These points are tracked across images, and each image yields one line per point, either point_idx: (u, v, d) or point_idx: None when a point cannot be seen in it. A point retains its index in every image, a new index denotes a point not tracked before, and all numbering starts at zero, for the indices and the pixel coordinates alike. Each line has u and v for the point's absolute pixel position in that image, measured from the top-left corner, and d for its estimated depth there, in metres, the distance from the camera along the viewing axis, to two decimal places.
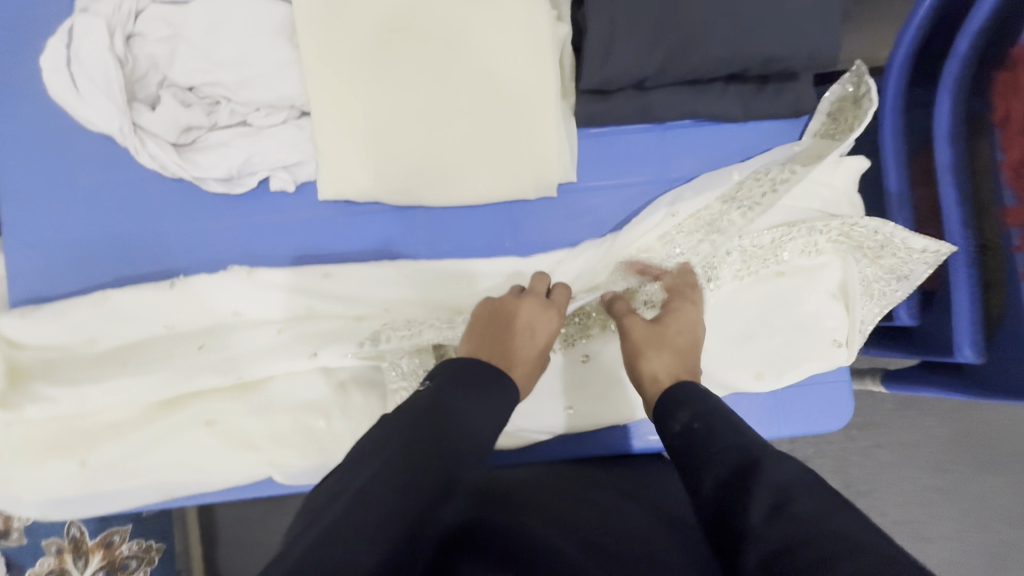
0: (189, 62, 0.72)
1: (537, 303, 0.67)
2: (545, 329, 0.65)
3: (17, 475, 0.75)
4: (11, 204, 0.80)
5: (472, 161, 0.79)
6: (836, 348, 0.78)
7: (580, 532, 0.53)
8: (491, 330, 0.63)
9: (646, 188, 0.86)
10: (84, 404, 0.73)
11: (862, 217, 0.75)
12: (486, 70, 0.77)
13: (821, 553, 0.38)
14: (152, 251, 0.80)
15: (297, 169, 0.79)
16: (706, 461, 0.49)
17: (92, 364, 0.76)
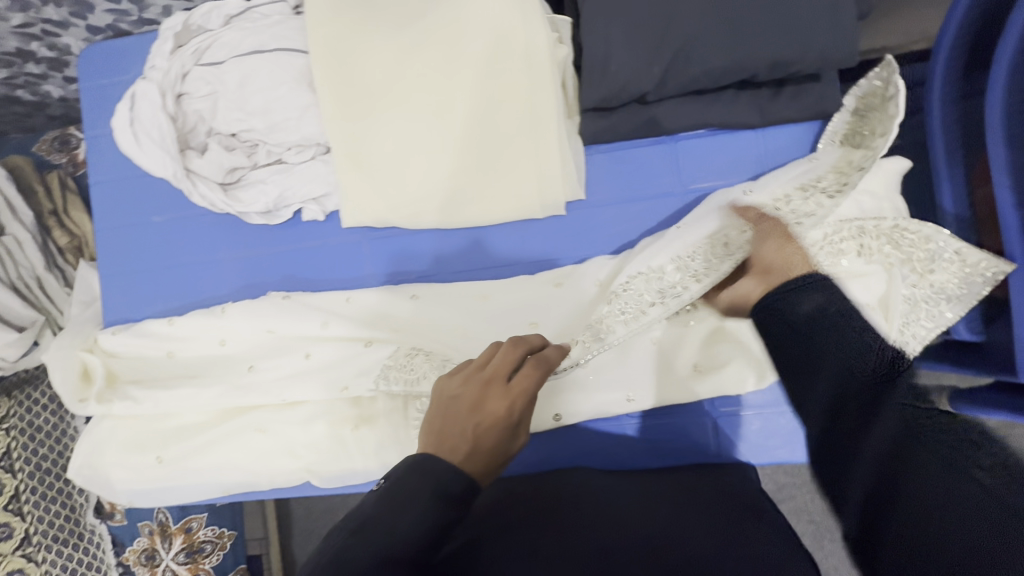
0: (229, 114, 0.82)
1: (503, 372, 0.60)
2: (506, 403, 0.58)
3: (111, 465, 0.89)
4: (103, 240, 0.96)
5: (480, 184, 0.82)
6: None
7: (628, 541, 0.59)
8: (449, 401, 0.58)
9: (658, 202, 0.84)
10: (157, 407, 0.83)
11: (913, 222, 0.71)
12: (489, 96, 0.79)
13: (929, 455, 0.42)
14: (210, 277, 0.92)
15: (325, 200, 0.87)
16: (831, 353, 0.49)
17: (164, 374, 0.87)
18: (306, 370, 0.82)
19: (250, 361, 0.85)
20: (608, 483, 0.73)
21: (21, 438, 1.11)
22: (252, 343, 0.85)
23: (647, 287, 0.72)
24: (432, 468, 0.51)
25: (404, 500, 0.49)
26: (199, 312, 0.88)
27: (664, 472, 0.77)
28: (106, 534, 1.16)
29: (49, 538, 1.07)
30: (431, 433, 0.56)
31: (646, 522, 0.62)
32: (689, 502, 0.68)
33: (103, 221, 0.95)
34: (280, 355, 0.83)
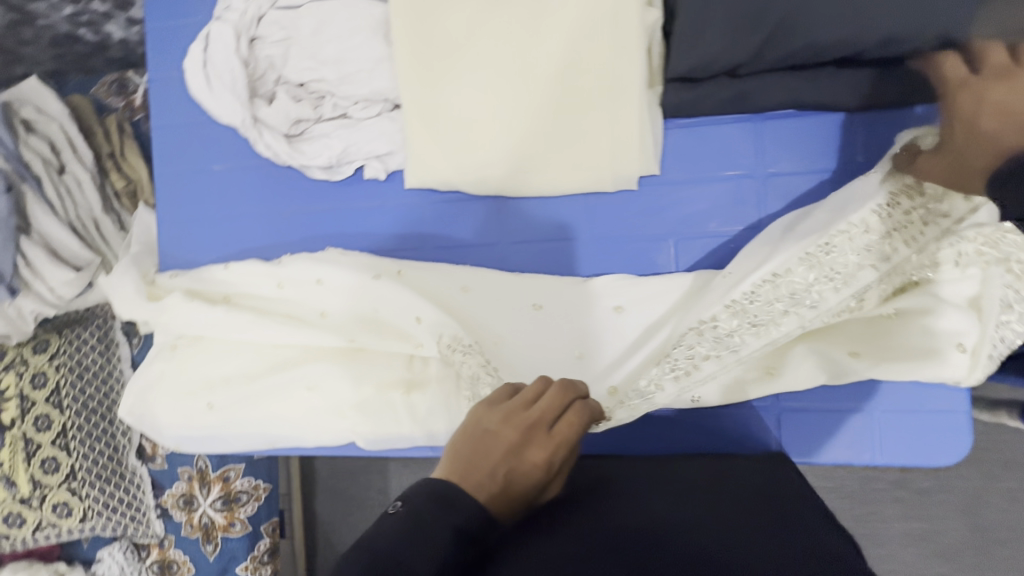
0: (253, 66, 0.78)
1: (549, 417, 0.55)
2: (546, 455, 0.53)
3: (161, 408, 0.90)
4: (163, 185, 0.95)
5: (551, 153, 0.79)
6: (959, 353, 0.64)
7: (673, 524, 0.53)
8: (485, 435, 0.54)
9: (736, 184, 0.80)
10: (221, 330, 0.85)
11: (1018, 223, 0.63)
12: (570, 61, 0.76)
13: None
14: (267, 230, 0.92)
15: (388, 158, 0.85)
16: None
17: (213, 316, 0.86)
18: (361, 330, 0.81)
19: (308, 313, 0.85)
20: (658, 468, 0.70)
21: (70, 376, 1.13)
22: (307, 295, 0.85)
23: (698, 338, 0.67)
24: (451, 498, 0.47)
25: (419, 532, 0.44)
26: (256, 262, 0.88)
27: (715, 458, 0.74)
28: (146, 477, 1.18)
29: (94, 476, 1.12)
30: (460, 462, 0.52)
31: (689, 508, 0.57)
32: (750, 497, 0.61)
33: (163, 166, 0.95)
34: (336, 304, 0.83)
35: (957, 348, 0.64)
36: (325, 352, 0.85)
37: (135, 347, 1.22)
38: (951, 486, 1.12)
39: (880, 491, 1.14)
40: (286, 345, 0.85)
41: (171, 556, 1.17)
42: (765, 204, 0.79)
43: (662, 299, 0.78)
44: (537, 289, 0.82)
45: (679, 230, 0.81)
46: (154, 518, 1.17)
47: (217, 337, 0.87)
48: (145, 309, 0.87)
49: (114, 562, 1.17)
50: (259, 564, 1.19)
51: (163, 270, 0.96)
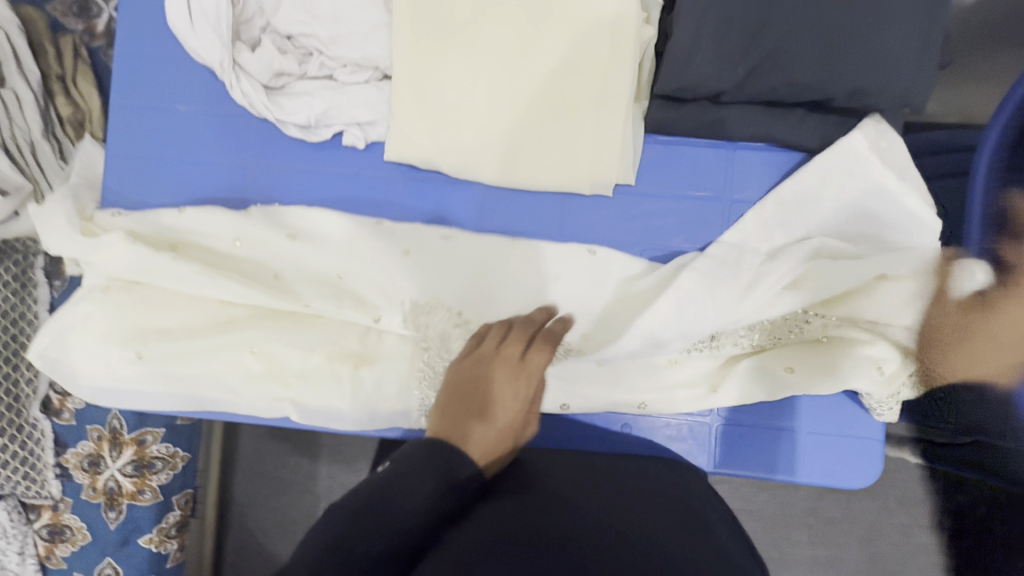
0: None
1: (515, 357, 0.71)
2: (516, 382, 0.70)
3: (81, 355, 0.83)
4: (117, 116, 0.88)
5: (533, 147, 0.80)
6: (879, 375, 0.72)
7: (614, 526, 0.59)
8: (467, 380, 0.70)
9: (703, 205, 0.83)
10: (166, 280, 0.80)
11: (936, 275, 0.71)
12: (565, 61, 0.78)
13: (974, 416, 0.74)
14: (233, 181, 0.88)
15: (370, 127, 0.83)
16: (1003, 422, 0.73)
17: (156, 260, 0.80)
18: (317, 298, 0.80)
19: (266, 269, 0.82)
20: (612, 471, 0.74)
21: None
22: (271, 251, 0.83)
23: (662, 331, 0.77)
24: (382, 492, 0.57)
25: (351, 524, 0.54)
26: (214, 212, 0.84)
27: (655, 463, 0.78)
28: (48, 432, 1.08)
29: None
30: (448, 401, 0.69)
31: (628, 517, 0.61)
32: (680, 516, 0.65)
33: (120, 98, 0.88)
34: (296, 266, 0.82)
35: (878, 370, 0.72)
36: (276, 315, 0.82)
37: (56, 290, 1.13)
38: (852, 518, 1.20)
39: (790, 516, 1.21)
40: (233, 302, 0.81)
41: (65, 520, 1.08)
42: (727, 226, 0.83)
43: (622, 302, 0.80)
44: (501, 280, 0.81)
45: (645, 241, 0.84)
46: (50, 478, 1.07)
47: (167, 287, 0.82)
48: (78, 244, 0.80)
49: None
50: (164, 537, 1.10)
51: (103, 207, 0.88)
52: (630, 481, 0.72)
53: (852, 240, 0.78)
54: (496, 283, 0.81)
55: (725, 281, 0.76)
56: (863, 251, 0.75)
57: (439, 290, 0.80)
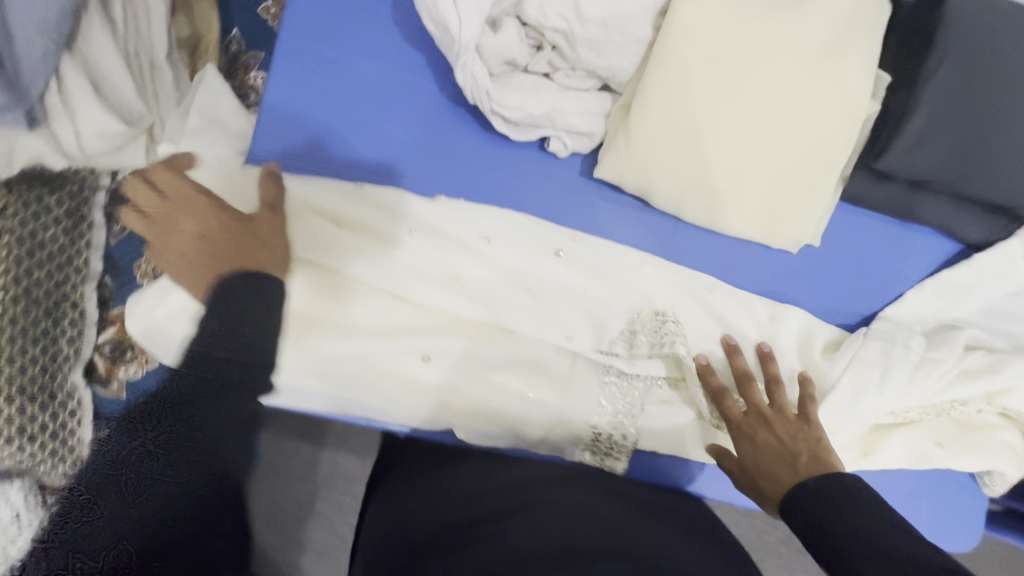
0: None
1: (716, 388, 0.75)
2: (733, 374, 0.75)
3: (214, 330, 0.70)
4: (285, 58, 0.77)
5: (744, 195, 0.79)
6: (1009, 456, 0.82)
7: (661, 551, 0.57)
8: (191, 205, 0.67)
9: (873, 277, 0.87)
10: (343, 269, 0.73)
11: None
12: (800, 116, 0.77)
13: None
14: (412, 162, 0.79)
15: (580, 138, 0.78)
16: (842, 518, 0.54)
17: (331, 246, 0.72)
18: (506, 308, 0.76)
19: (442, 263, 0.76)
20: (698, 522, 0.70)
21: None
22: (457, 249, 0.76)
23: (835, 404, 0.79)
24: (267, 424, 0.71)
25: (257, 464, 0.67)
26: (398, 195, 0.76)
27: None
28: None
29: None
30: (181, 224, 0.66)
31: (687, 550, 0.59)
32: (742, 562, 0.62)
33: (293, 43, 0.77)
34: (475, 267, 0.76)
35: (1008, 453, 0.82)
36: (451, 319, 0.76)
37: None
38: None
39: None
40: (411, 298, 0.75)
41: None
42: (888, 301, 0.87)
43: (798, 361, 0.82)
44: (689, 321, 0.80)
45: (817, 303, 0.86)
46: None
47: (323, 266, 0.72)
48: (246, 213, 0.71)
49: None
50: None
51: (251, 161, 0.76)
52: (504, 482, 0.70)
53: (994, 333, 0.86)
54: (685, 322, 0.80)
55: (898, 359, 0.80)
56: (1006, 346, 0.84)
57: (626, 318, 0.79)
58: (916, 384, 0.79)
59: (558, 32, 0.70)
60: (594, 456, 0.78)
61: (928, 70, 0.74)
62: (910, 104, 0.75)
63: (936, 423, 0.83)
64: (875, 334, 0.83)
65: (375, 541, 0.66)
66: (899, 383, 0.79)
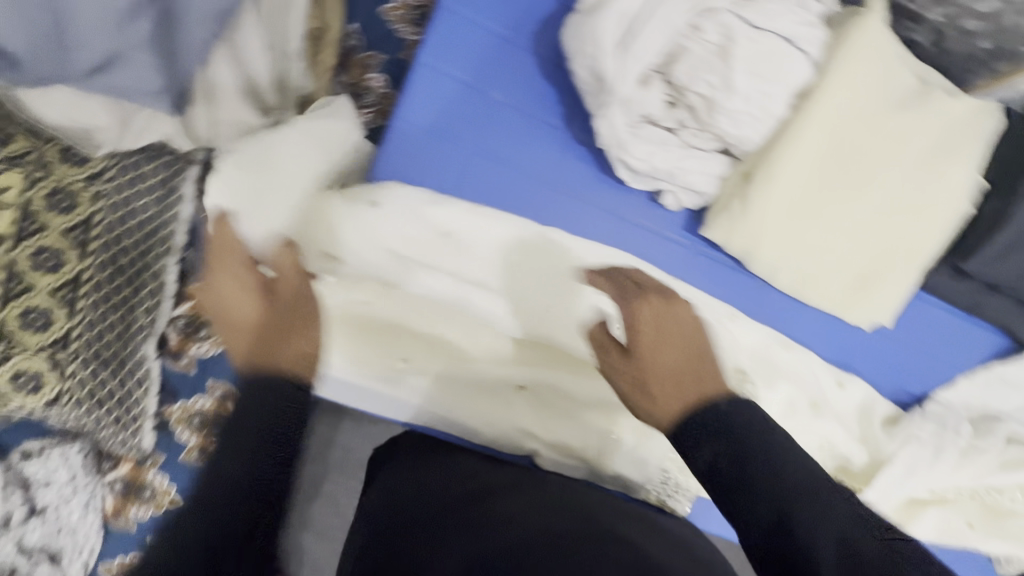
0: (659, 41, 0.66)
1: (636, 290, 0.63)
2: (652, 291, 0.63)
3: (328, 338, 0.76)
4: (420, 78, 0.78)
5: (836, 274, 0.82)
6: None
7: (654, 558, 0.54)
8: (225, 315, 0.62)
9: (938, 362, 0.91)
10: (451, 295, 0.75)
11: None
12: (905, 208, 0.80)
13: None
14: (526, 194, 0.81)
15: (692, 196, 0.80)
16: (757, 493, 0.51)
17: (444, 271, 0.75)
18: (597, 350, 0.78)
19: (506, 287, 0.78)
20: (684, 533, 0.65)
21: (112, 217, 0.85)
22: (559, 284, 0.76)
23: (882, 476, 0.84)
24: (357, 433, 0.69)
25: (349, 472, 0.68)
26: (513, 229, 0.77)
27: None
28: (155, 374, 0.92)
29: (89, 354, 0.85)
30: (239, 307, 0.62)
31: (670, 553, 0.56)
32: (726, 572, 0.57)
33: (430, 58, 0.77)
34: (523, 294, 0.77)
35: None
36: (540, 353, 0.78)
37: (197, 211, 0.93)
38: None
39: None
40: (510, 331, 0.77)
41: (150, 477, 0.95)
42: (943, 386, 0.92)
43: (855, 432, 0.86)
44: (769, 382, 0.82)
45: (876, 378, 0.91)
46: (146, 428, 0.92)
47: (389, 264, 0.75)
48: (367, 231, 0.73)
49: (65, 465, 0.89)
50: None
51: (378, 178, 0.78)
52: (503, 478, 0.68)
53: None
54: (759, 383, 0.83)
55: (948, 444, 0.85)
56: None
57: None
58: (960, 469, 0.85)
59: (700, 97, 0.71)
60: (657, 495, 0.81)
61: None
62: (1003, 214, 0.80)
63: (968, 507, 0.88)
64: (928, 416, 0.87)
65: (372, 506, 0.67)
66: (945, 466, 0.84)
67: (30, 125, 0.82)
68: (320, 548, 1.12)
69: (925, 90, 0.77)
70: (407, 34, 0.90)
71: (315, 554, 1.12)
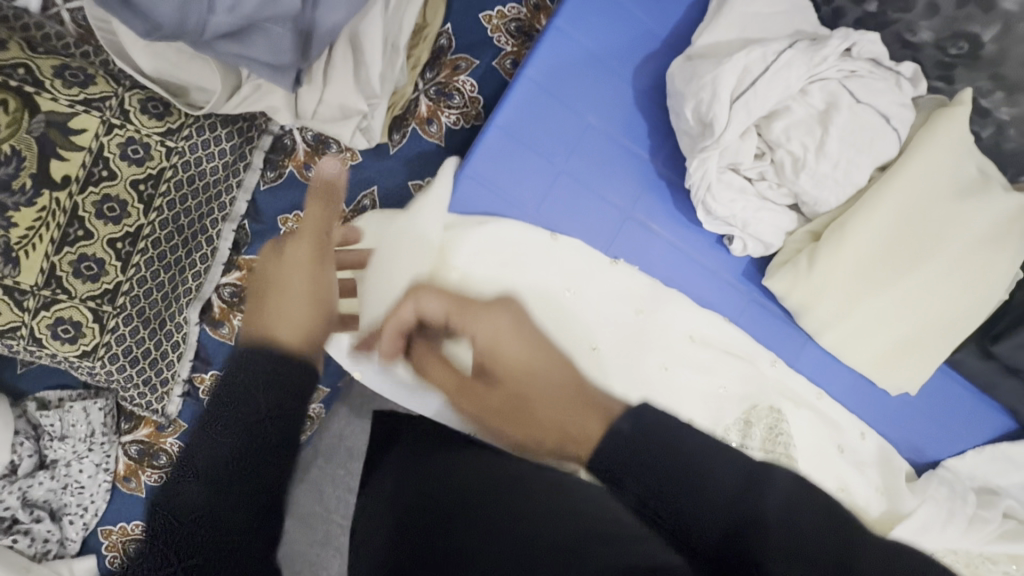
0: (771, 99, 0.70)
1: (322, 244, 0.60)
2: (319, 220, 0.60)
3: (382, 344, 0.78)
4: (524, 91, 0.80)
5: (880, 342, 0.86)
6: None
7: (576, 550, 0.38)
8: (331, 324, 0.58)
9: (946, 432, 0.96)
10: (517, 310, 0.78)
11: None
12: (954, 290, 0.84)
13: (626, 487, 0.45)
14: (603, 220, 0.82)
15: (759, 246, 0.83)
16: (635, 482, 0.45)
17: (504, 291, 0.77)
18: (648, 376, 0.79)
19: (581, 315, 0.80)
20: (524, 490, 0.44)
21: (180, 174, 0.83)
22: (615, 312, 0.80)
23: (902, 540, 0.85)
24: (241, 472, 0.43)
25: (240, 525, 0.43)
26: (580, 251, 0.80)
27: None
28: (191, 339, 0.87)
29: (133, 310, 0.82)
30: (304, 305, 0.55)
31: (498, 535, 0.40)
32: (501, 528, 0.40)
33: (535, 73, 0.79)
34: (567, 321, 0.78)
35: None
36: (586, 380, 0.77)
37: (263, 182, 0.89)
38: None
39: None
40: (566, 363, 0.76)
41: (166, 445, 0.88)
42: (952, 454, 0.97)
43: (877, 485, 0.89)
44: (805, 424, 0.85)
45: (893, 439, 0.95)
46: (173, 394, 0.86)
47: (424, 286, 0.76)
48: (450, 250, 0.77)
49: (84, 421, 0.85)
50: None
51: (453, 211, 0.80)
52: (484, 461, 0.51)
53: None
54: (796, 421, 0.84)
55: (960, 512, 0.88)
56: None
57: (742, 407, 0.81)
58: (965, 539, 0.88)
59: (792, 154, 0.75)
60: None
61: None
62: None
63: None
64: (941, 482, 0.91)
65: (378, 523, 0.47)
66: (956, 531, 0.87)
67: (114, 69, 0.80)
68: (297, 535, 1.08)
69: (986, 182, 0.82)
70: (503, 44, 0.91)
71: (292, 539, 1.08)
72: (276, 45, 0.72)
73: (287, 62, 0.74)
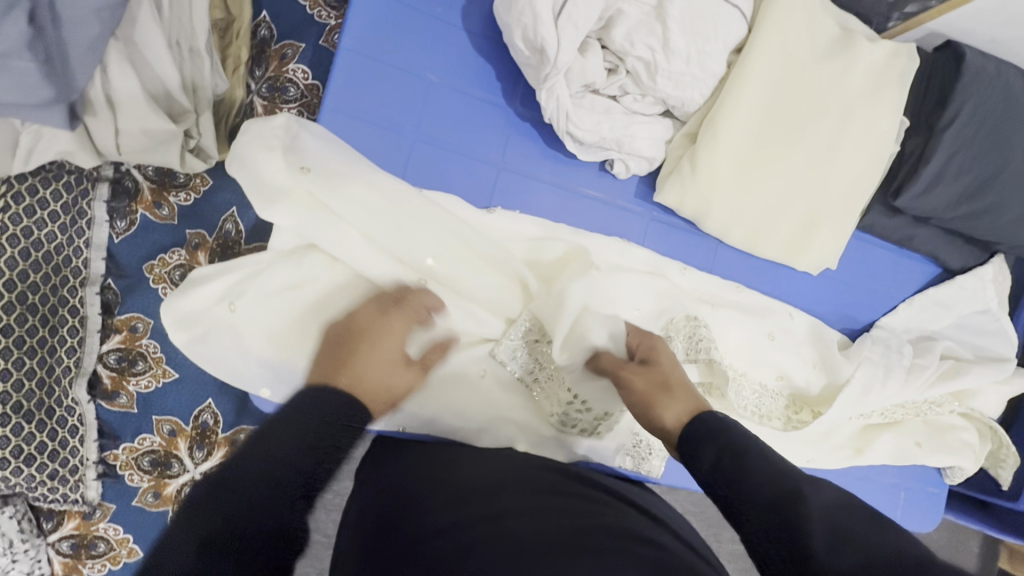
0: (596, 9, 0.67)
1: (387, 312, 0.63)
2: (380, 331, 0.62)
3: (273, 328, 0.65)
4: (350, 62, 0.72)
5: (789, 226, 0.83)
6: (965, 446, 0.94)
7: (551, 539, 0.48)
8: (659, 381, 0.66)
9: (873, 292, 0.96)
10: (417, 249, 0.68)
11: (1010, 382, 0.95)
12: (846, 155, 0.82)
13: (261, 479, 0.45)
14: (477, 176, 0.77)
15: (642, 162, 0.79)
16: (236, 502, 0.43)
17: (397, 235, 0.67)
18: (556, 305, 0.71)
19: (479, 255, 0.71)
20: (521, 515, 0.52)
21: (9, 250, 0.76)
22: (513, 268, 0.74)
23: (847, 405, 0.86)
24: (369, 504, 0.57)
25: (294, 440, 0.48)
26: (453, 212, 0.72)
27: None
28: (89, 421, 0.78)
29: (9, 407, 0.76)
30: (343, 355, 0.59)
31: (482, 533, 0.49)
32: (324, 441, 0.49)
33: (358, 42, 0.72)
34: (464, 280, 0.70)
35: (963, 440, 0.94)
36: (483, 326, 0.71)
37: (116, 234, 0.80)
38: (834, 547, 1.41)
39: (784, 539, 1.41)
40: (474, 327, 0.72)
41: (98, 532, 0.79)
42: (884, 312, 0.97)
43: (812, 360, 0.88)
44: (732, 322, 0.83)
45: (826, 312, 0.95)
46: (88, 478, 0.78)
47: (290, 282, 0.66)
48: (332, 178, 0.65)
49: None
50: None
51: None
52: (485, 477, 0.58)
53: (966, 345, 0.97)
54: (721, 321, 0.82)
55: (895, 367, 0.88)
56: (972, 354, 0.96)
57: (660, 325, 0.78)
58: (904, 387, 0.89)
59: (641, 60, 0.71)
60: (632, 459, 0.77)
61: (946, 121, 0.83)
62: (925, 151, 0.85)
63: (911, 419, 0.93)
64: (876, 342, 0.91)
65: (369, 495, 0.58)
66: (895, 383, 0.88)
67: None
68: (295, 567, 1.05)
69: (847, 39, 0.80)
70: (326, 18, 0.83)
71: None
72: (26, 82, 0.66)
73: (51, 97, 0.68)
